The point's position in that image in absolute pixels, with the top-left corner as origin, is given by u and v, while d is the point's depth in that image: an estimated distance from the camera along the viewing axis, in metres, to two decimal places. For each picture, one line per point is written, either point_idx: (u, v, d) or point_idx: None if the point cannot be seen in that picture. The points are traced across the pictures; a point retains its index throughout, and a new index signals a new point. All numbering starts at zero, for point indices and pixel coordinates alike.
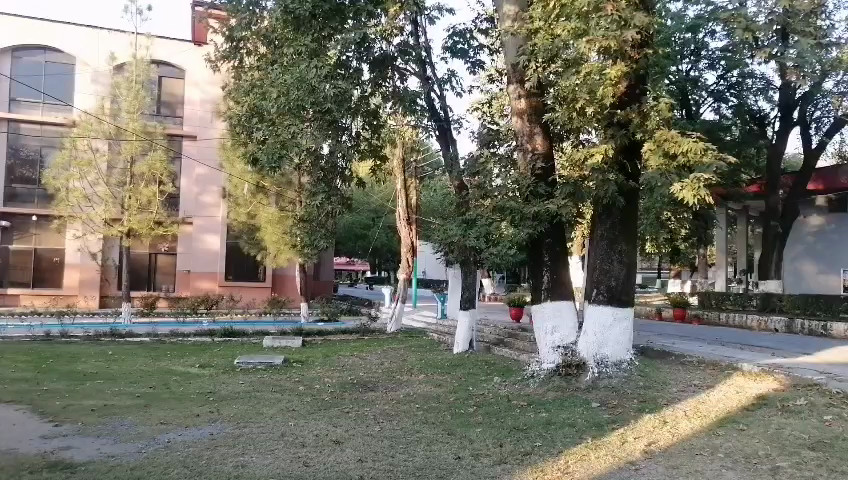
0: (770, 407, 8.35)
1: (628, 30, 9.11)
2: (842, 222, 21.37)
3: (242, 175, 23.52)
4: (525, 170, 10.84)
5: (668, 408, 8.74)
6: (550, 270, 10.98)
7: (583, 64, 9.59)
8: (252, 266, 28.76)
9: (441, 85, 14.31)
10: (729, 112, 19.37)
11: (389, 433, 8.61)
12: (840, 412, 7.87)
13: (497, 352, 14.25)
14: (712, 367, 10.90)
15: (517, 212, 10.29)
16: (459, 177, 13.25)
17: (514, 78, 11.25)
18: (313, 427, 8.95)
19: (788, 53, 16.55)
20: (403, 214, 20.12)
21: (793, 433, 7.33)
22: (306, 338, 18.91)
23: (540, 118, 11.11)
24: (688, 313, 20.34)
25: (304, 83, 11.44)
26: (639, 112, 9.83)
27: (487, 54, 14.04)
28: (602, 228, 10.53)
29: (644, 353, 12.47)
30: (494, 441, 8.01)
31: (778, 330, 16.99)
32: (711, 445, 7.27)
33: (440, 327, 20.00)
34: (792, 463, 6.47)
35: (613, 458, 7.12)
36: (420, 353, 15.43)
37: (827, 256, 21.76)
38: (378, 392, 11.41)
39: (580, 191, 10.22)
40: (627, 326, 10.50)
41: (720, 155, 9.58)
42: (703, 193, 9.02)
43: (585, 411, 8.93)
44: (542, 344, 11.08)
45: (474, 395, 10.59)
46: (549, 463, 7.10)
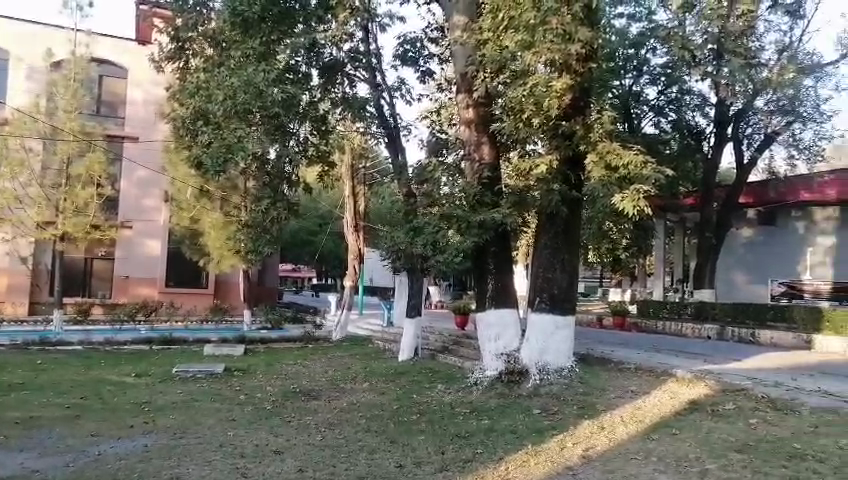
0: (702, 411, 8.68)
1: (573, 44, 9.43)
2: (771, 233, 22.33)
3: (185, 178, 23.09)
4: (472, 178, 11.05)
5: (605, 414, 8.97)
6: (495, 278, 11.09)
7: (530, 76, 9.75)
8: (193, 270, 27.94)
9: (391, 92, 14.32)
10: (668, 126, 20.01)
11: (331, 442, 8.52)
12: (764, 415, 8.24)
13: (441, 359, 14.32)
14: (648, 373, 11.25)
15: (463, 220, 10.47)
16: (407, 184, 13.25)
17: (463, 87, 11.46)
18: (253, 436, 8.78)
19: (722, 71, 17.30)
20: (351, 220, 20.04)
21: (721, 436, 7.63)
22: (249, 345, 18.56)
23: (487, 128, 11.28)
24: (627, 321, 20.96)
25: (252, 86, 11.25)
26: (583, 124, 10.09)
27: (437, 63, 14.15)
28: (546, 237, 10.74)
29: (584, 360, 12.75)
30: (435, 448, 8.04)
31: (711, 337, 17.67)
32: (645, 449, 7.49)
33: (386, 334, 19.93)
34: (720, 466, 6.73)
35: (551, 463, 7.25)
36: (365, 361, 15.37)
37: (757, 266, 22.70)
38: (321, 400, 11.29)
39: (525, 198, 10.61)
40: (568, 334, 10.74)
41: (659, 168, 9.89)
42: (642, 205, 9.31)
43: (525, 418, 9.08)
44: (485, 351, 11.16)
45: (418, 402, 10.60)
46: (490, 470, 7.17)
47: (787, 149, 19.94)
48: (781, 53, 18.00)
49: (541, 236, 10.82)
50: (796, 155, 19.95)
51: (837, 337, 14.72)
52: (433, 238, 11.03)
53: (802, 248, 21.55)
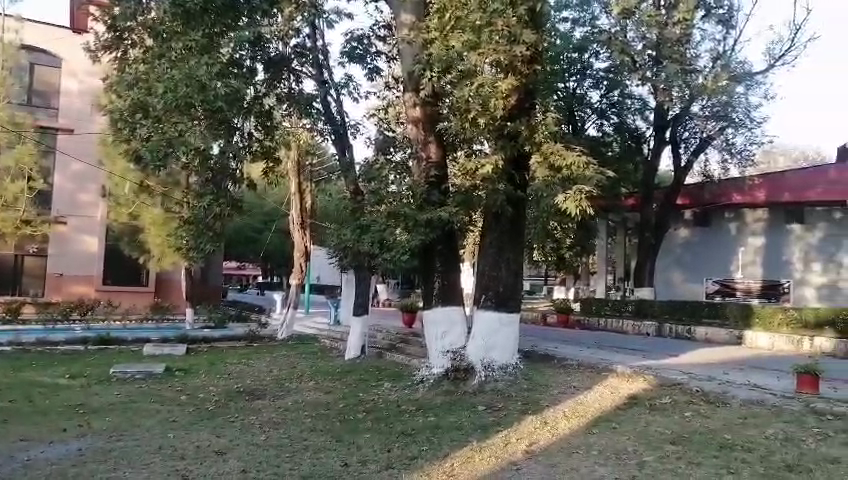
0: (640, 406, 8.95)
1: (518, 45, 9.71)
2: (706, 235, 23.23)
3: (124, 173, 22.32)
4: (419, 177, 11.10)
5: (548, 410, 9.15)
6: (442, 277, 11.15)
7: (476, 76, 9.79)
8: (133, 268, 27.15)
9: (338, 89, 14.21)
10: (610, 130, 20.56)
11: (275, 442, 8.41)
12: (698, 408, 8.57)
13: (388, 358, 14.29)
14: (589, 369, 11.52)
15: (411, 218, 10.47)
16: (354, 182, 13.16)
17: (410, 86, 11.36)
18: (194, 437, 8.57)
19: (659, 76, 17.92)
20: (298, 217, 19.82)
21: (657, 429, 7.90)
22: (191, 345, 18.08)
23: (434, 128, 11.33)
24: (571, 319, 21.41)
25: (194, 80, 10.91)
26: (528, 125, 10.22)
27: (384, 61, 14.12)
28: (491, 236, 10.88)
29: (529, 358, 12.94)
30: (382, 446, 8.03)
31: (650, 334, 18.25)
32: (586, 443, 7.67)
33: (333, 333, 19.75)
34: (656, 457, 6.96)
35: (495, 459, 7.35)
36: (311, 359, 15.19)
37: (693, 266, 23.55)
38: (265, 400, 11.10)
39: (471, 197, 10.74)
40: (513, 331, 10.90)
41: (600, 169, 10.21)
42: (584, 205, 9.56)
43: (471, 414, 9.17)
44: (431, 349, 11.21)
45: (364, 401, 10.56)
46: (435, 466, 7.21)
47: (721, 153, 20.81)
48: (716, 61, 18.72)
49: (486, 235, 10.95)
50: (729, 158, 20.82)
51: (766, 333, 15.41)
52: (380, 236, 10.76)
53: (735, 248, 22.42)
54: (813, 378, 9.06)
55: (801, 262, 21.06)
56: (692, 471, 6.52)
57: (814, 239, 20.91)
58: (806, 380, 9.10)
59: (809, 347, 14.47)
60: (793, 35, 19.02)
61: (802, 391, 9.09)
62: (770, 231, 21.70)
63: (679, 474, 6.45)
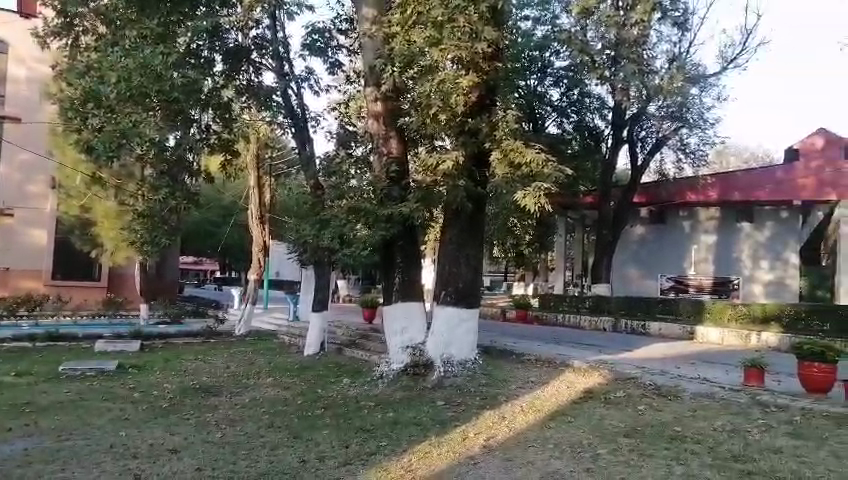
0: (595, 399, 9.14)
1: (479, 42, 9.75)
2: (661, 232, 23.76)
3: (76, 164, 21.66)
4: (380, 173, 11.06)
5: (506, 404, 9.24)
6: (402, 272, 11.17)
7: (437, 72, 9.81)
8: (85, 262, 26.36)
9: (299, 82, 14.03)
10: (570, 128, 20.74)
11: (231, 439, 8.29)
12: (651, 402, 8.78)
13: (348, 353, 14.22)
14: (546, 364, 11.64)
15: (371, 214, 10.45)
16: (314, 177, 13.03)
17: (372, 81, 11.34)
18: (147, 435, 8.39)
19: (618, 76, 18.37)
20: (257, 212, 19.50)
21: (612, 422, 8.07)
22: (145, 341, 17.67)
23: (395, 123, 11.34)
24: (530, 314, 21.71)
25: (150, 69, 10.70)
26: (489, 122, 10.35)
27: (346, 54, 14.01)
28: (451, 232, 10.90)
29: (487, 353, 13.00)
30: (340, 442, 7.99)
31: (606, 329, 18.61)
32: (542, 437, 7.77)
33: (292, 329, 19.51)
34: (610, 450, 7.11)
35: (453, 454, 7.39)
36: (269, 356, 15.00)
37: (648, 263, 23.99)
38: (222, 397, 10.93)
39: (431, 195, 10.54)
40: (472, 326, 10.97)
41: (560, 167, 10.18)
42: (543, 203, 9.59)
43: (430, 410, 9.19)
44: (391, 345, 11.21)
45: (323, 397, 10.50)
46: (393, 462, 7.21)
47: (676, 152, 21.33)
48: (672, 62, 19.15)
49: (447, 231, 10.98)
50: (684, 158, 21.39)
51: (717, 328, 15.88)
52: (340, 231, 10.70)
53: (688, 245, 23.04)
54: (759, 372, 9.41)
55: (750, 259, 21.99)
56: (643, 462, 6.68)
57: (763, 237, 21.90)
58: (752, 373, 9.44)
59: (756, 342, 14.94)
60: (745, 39, 19.59)
61: (748, 384, 9.41)
62: (721, 229, 22.49)
63: (631, 466, 6.61)
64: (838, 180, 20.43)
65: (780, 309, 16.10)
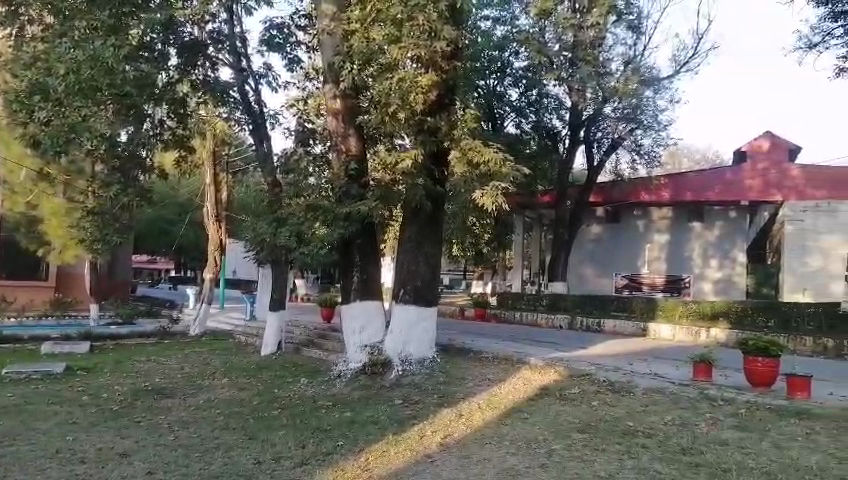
0: (551, 396, 9.29)
1: (438, 41, 9.77)
2: (616, 232, 24.32)
3: (20, 159, 20.63)
4: (338, 171, 11.00)
5: (464, 402, 9.30)
6: (360, 271, 11.16)
7: (396, 71, 9.83)
8: (32, 262, 25.41)
9: (257, 78, 13.84)
10: (528, 128, 20.85)
11: (185, 442, 8.13)
12: (604, 398, 8.96)
13: (306, 353, 14.09)
14: (504, 362, 11.74)
15: (329, 212, 10.41)
16: (272, 174, 12.86)
17: (330, 78, 11.31)
18: (96, 439, 8.16)
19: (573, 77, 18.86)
20: (213, 209, 19.18)
21: (566, 418, 8.21)
22: (95, 342, 17.17)
23: (353, 120, 11.33)
24: (488, 312, 21.84)
25: (100, 62, 10.39)
26: (448, 121, 10.40)
27: (304, 51, 13.87)
28: (411, 231, 10.93)
29: (446, 351, 13.04)
30: (296, 442, 7.92)
31: (562, 327, 18.91)
32: (499, 434, 7.87)
33: (248, 329, 19.19)
34: (564, 446, 7.24)
35: (410, 452, 7.41)
36: (224, 356, 14.75)
37: (604, 261, 24.55)
38: (175, 398, 10.69)
39: (390, 193, 10.67)
40: (430, 325, 11.01)
41: (517, 166, 10.29)
42: (500, 202, 9.71)
43: (388, 409, 9.19)
44: (349, 344, 11.20)
45: (280, 397, 10.39)
46: (350, 462, 7.18)
47: (630, 153, 21.76)
48: (627, 65, 19.55)
49: (406, 229, 11.01)
50: (638, 159, 21.81)
51: (668, 325, 16.31)
52: (297, 229, 10.59)
53: (642, 244, 23.59)
54: (707, 367, 9.72)
55: (700, 258, 22.64)
56: (595, 458, 6.81)
57: (712, 236, 22.57)
58: (701, 368, 9.74)
59: (705, 338, 15.39)
60: (696, 44, 20.15)
61: (697, 378, 9.71)
62: (673, 229, 23.08)
63: (585, 461, 6.74)
64: (782, 183, 21.46)
65: (727, 306, 16.61)
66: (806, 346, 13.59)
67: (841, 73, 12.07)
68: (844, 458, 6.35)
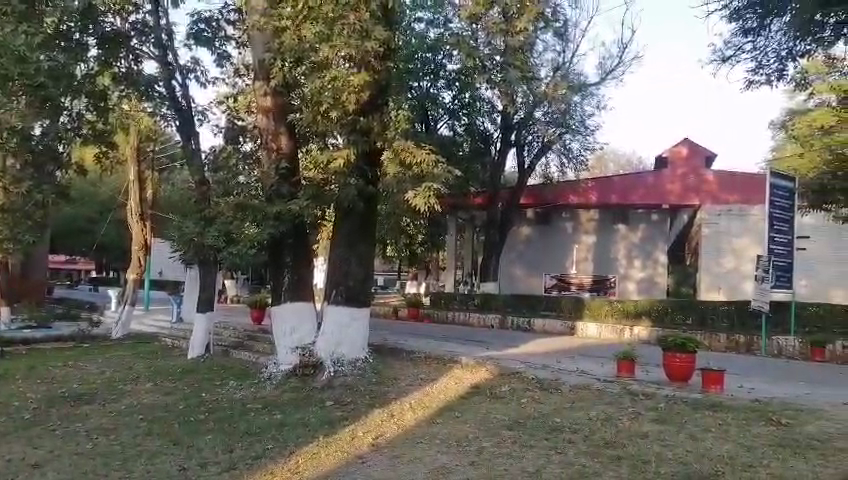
0: (481, 394, 9.42)
1: (369, 41, 9.66)
2: (545, 233, 24.86)
3: None
4: (268, 169, 10.83)
5: (395, 402, 9.30)
6: (291, 271, 11.07)
7: (329, 69, 9.81)
8: None
9: (184, 73, 13.38)
10: (462, 130, 20.74)
11: (103, 450, 7.79)
12: (533, 395, 9.16)
13: (234, 355, 13.71)
14: (436, 360, 11.80)
15: (259, 212, 10.23)
16: (199, 172, 12.47)
17: (261, 76, 11.23)
18: (5, 451, 7.71)
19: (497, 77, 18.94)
20: (136, 207, 18.18)
21: (497, 416, 8.35)
22: (6, 347, 16.20)
23: (284, 119, 11.20)
24: (421, 312, 21.77)
25: (11, 50, 9.42)
26: (380, 121, 10.28)
27: (234, 46, 13.54)
28: (343, 232, 10.87)
29: (379, 351, 12.98)
30: (223, 447, 7.73)
31: (494, 325, 19.18)
32: (430, 433, 7.93)
33: (174, 332, 18.51)
34: (493, 443, 7.36)
35: (341, 454, 7.34)
36: (148, 359, 14.22)
37: (534, 262, 24.98)
38: (94, 405, 10.22)
39: (322, 194, 10.48)
40: (363, 325, 10.95)
41: (450, 168, 10.33)
42: (432, 203, 9.66)
43: (318, 410, 9.10)
44: (280, 346, 11.02)
45: (207, 401, 10.09)
46: (280, 465, 7.08)
47: (559, 157, 22.29)
48: (555, 71, 20.47)
49: (338, 230, 10.95)
50: (566, 163, 22.38)
51: (595, 323, 16.83)
52: (226, 229, 10.54)
53: (570, 245, 24.30)
54: (629, 363, 10.11)
55: (625, 258, 23.58)
56: (523, 454, 6.96)
57: (636, 238, 23.62)
58: (624, 365, 10.13)
59: (629, 336, 16.01)
60: (621, 52, 20.91)
61: (620, 374, 10.10)
62: (600, 231, 23.93)
63: (513, 457, 6.89)
64: (700, 186, 22.22)
65: (649, 305, 17.30)
66: (721, 343, 14.30)
67: (749, 86, 12.52)
68: (751, 447, 6.74)
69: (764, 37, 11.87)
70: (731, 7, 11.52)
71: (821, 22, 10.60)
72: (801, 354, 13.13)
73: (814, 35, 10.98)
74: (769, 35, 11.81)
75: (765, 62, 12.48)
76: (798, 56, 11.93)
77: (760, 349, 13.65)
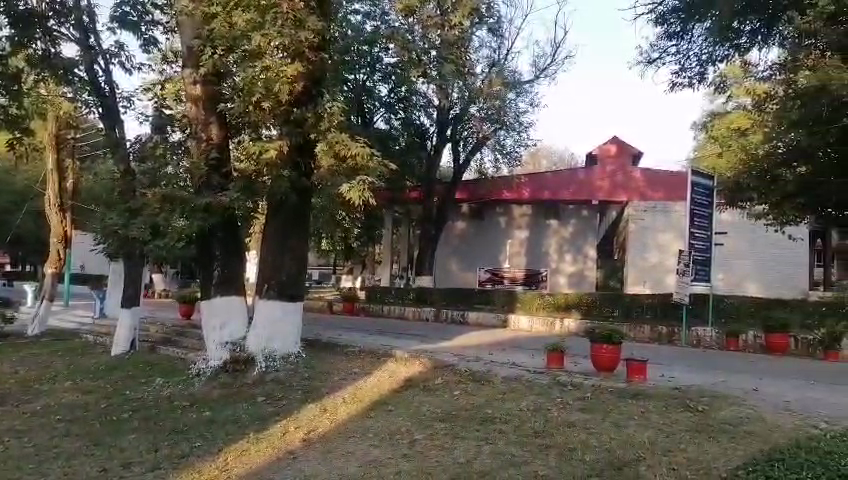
0: (415, 387, 9.46)
1: (303, 31, 9.50)
2: (480, 227, 25.17)
3: None
4: (198, 159, 10.52)
5: (328, 397, 9.22)
6: (221, 265, 10.82)
7: (262, 58, 9.58)
8: None
9: (108, 57, 12.77)
10: (398, 124, 20.59)
11: (17, 453, 7.41)
12: (465, 387, 9.27)
13: (161, 351, 13.23)
14: (369, 354, 11.74)
15: (187, 204, 9.94)
16: (125, 161, 11.93)
17: (190, 63, 10.90)
18: None
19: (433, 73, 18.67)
20: (55, 197, 17.16)
21: (429, 408, 8.42)
22: None
23: (215, 108, 10.87)
24: (356, 306, 21.64)
25: None
26: (314, 113, 10.04)
27: (162, 32, 13.03)
28: (275, 224, 10.71)
29: (312, 346, 12.79)
30: (148, 447, 7.48)
31: (429, 318, 19.29)
32: (362, 427, 7.90)
33: (96, 327, 17.72)
34: (426, 435, 7.42)
35: (272, 449, 7.24)
36: (69, 357, 13.55)
37: (469, 256, 25.28)
38: (8, 406, 9.68)
39: (255, 184, 10.29)
40: (296, 320, 10.78)
41: (384, 162, 10.26)
42: (367, 197, 9.58)
43: (249, 406, 8.92)
44: (209, 341, 10.74)
45: (132, 399, 9.72)
46: (207, 463, 6.93)
47: (494, 153, 22.47)
48: (491, 67, 20.76)
49: (270, 223, 10.77)
50: (501, 158, 22.67)
51: (527, 316, 17.19)
52: (153, 222, 10.24)
53: (504, 240, 24.73)
54: (559, 355, 10.33)
55: (556, 253, 24.17)
56: (455, 445, 7.05)
57: (567, 233, 24.23)
58: (554, 357, 10.34)
59: (559, 328, 16.40)
60: (555, 51, 21.37)
61: (550, 367, 10.30)
62: (532, 226, 24.43)
63: (445, 449, 6.96)
64: (629, 184, 23.08)
65: (579, 298, 17.83)
66: (645, 334, 14.89)
67: (674, 87, 13.02)
68: (671, 432, 7.07)
69: (686, 41, 12.23)
70: (657, 11, 11.90)
71: (738, 29, 11.24)
72: (718, 344, 13.82)
73: (732, 41, 11.62)
74: (691, 39, 12.12)
75: (689, 66, 12.98)
76: (717, 61, 12.36)
77: (681, 339, 14.29)
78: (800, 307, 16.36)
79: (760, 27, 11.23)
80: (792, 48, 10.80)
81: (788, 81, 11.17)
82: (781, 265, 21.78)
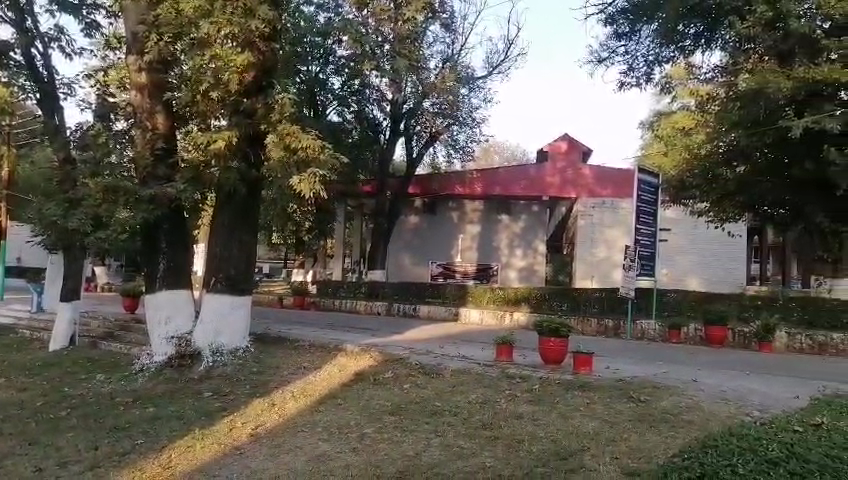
0: (365, 381, 9.44)
1: (253, 20, 9.27)
2: (432, 221, 25.28)
3: None
4: (143, 149, 10.26)
5: (276, 391, 9.12)
6: (166, 258, 10.53)
7: (210, 46, 9.30)
8: None
9: (45, 40, 12.20)
10: (350, 116, 20.48)
11: None
12: (415, 380, 9.32)
13: (103, 346, 12.81)
14: (318, 349, 11.64)
15: (131, 195, 9.68)
16: (64, 150, 11.54)
17: (134, 49, 10.55)
18: None
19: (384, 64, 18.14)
20: None
21: (379, 401, 8.43)
22: None
23: (161, 97, 10.60)
24: (307, 300, 21.41)
25: None
26: (265, 104, 9.90)
27: (105, 16, 12.60)
28: (223, 216, 10.50)
29: (260, 340, 12.62)
30: (87, 444, 7.24)
31: (380, 312, 19.25)
32: (311, 421, 7.83)
33: (33, 322, 17.00)
34: (375, 429, 7.42)
35: (218, 446, 7.10)
36: (3, 353, 12.97)
37: (421, 250, 25.36)
38: None
39: (202, 177, 10.13)
40: (244, 314, 10.58)
41: (336, 154, 10.07)
42: (317, 189, 9.37)
43: (194, 402, 8.73)
44: (153, 336, 10.45)
45: (71, 396, 9.39)
46: (149, 460, 6.76)
47: (447, 148, 22.60)
48: (445, 63, 20.71)
49: (218, 215, 10.56)
50: (454, 153, 22.76)
51: (477, 310, 17.36)
52: (95, 213, 9.93)
53: (456, 235, 24.89)
54: (508, 348, 10.50)
55: (506, 248, 24.46)
56: (404, 438, 7.07)
57: (518, 228, 24.53)
58: (503, 349, 10.50)
59: (509, 322, 16.62)
60: (507, 48, 21.54)
61: (499, 359, 10.46)
62: (484, 221, 24.69)
63: (394, 442, 6.97)
64: (577, 180, 23.38)
65: (528, 292, 18.12)
66: (592, 327, 15.25)
67: (622, 86, 13.34)
68: (614, 423, 7.26)
69: (634, 42, 12.47)
70: (607, 11, 12.05)
71: (683, 31, 11.65)
72: (661, 337, 14.26)
73: (677, 43, 11.98)
74: (638, 40, 12.40)
75: (636, 66, 13.30)
76: (662, 62, 12.65)
77: (626, 333, 14.69)
78: (737, 301, 17.02)
79: (703, 30, 11.68)
80: (731, 51, 11.45)
81: (728, 84, 11.69)
82: (721, 261, 22.59)
